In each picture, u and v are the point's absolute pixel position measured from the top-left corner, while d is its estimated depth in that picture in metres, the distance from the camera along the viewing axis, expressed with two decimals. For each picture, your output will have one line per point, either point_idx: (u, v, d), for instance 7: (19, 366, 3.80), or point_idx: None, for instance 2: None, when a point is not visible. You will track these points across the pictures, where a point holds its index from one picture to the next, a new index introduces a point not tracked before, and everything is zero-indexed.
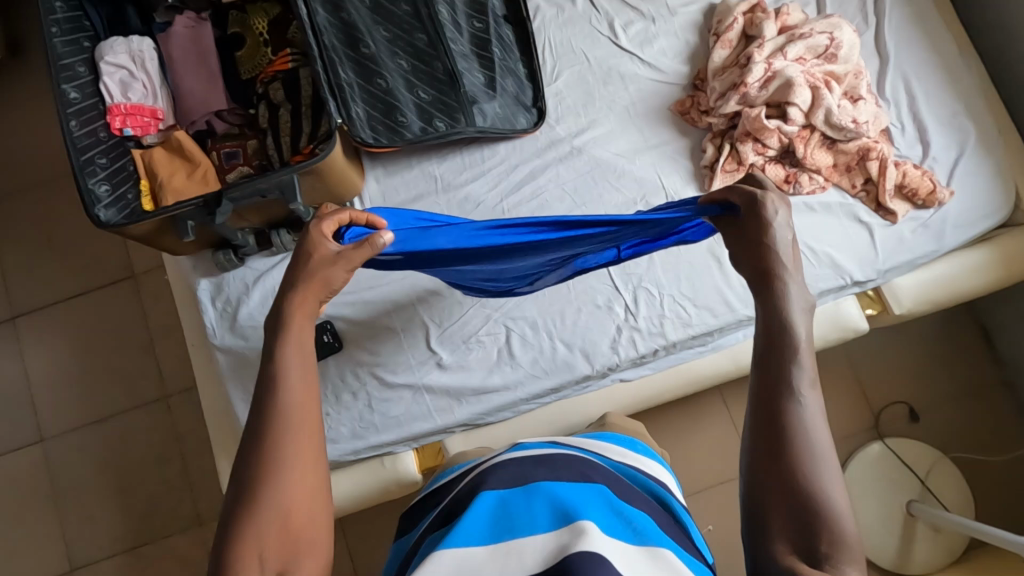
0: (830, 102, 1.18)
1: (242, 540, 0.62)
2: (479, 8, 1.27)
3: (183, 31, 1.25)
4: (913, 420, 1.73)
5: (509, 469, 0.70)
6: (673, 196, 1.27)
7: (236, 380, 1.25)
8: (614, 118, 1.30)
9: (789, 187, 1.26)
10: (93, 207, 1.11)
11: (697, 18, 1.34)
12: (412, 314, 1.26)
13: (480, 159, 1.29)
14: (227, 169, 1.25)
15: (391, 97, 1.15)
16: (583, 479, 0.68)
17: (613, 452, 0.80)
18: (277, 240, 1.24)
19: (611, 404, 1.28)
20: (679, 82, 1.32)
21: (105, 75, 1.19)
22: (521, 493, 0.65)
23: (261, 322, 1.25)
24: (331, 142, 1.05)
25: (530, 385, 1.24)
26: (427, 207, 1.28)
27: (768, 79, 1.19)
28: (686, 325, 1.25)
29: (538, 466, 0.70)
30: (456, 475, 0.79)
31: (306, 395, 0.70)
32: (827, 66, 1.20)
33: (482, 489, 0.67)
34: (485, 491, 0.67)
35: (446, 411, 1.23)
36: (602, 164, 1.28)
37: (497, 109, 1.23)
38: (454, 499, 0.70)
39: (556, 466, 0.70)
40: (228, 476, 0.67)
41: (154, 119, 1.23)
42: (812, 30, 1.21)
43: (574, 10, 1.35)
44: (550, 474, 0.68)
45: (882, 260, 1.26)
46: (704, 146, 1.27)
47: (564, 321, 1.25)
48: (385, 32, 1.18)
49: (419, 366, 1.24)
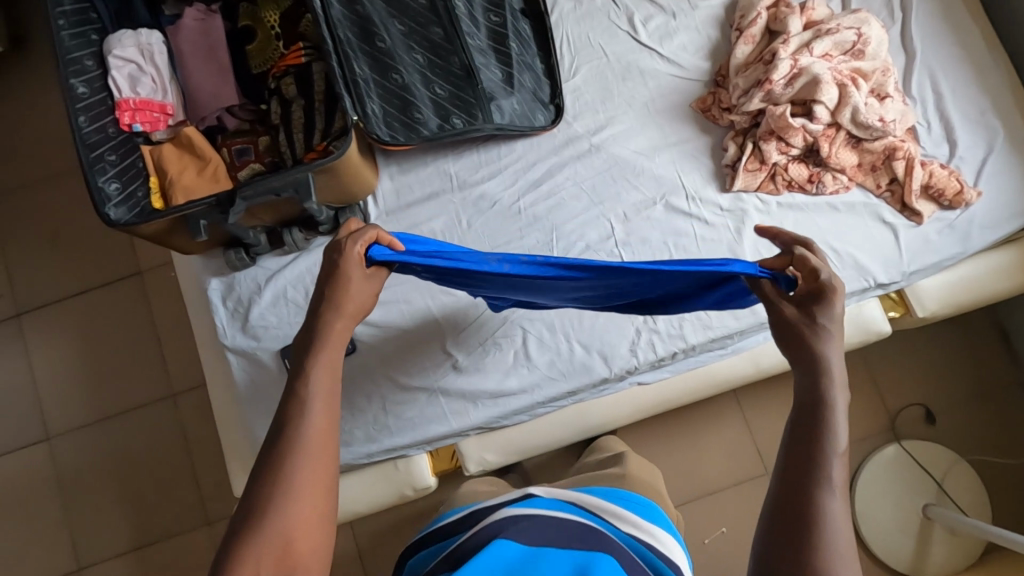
0: (857, 100, 1.14)
1: (242, 559, 0.61)
2: (496, 1, 1.24)
3: (193, 24, 1.22)
4: (930, 422, 1.71)
5: (527, 525, 0.73)
6: (693, 195, 1.25)
7: (248, 381, 1.23)
8: (633, 115, 1.27)
9: (812, 187, 1.24)
10: (103, 205, 1.09)
11: (718, 13, 1.31)
12: (426, 314, 1.23)
13: (496, 157, 1.27)
14: (238, 165, 1.22)
15: (407, 94, 1.12)
16: (595, 549, 0.69)
17: (627, 521, 0.79)
18: (289, 239, 1.21)
19: (629, 406, 1.27)
20: (699, 79, 1.29)
21: (114, 69, 1.16)
22: (532, 551, 0.68)
23: (273, 322, 1.23)
24: (346, 139, 1.03)
25: (547, 387, 1.22)
26: (442, 205, 1.25)
27: (793, 76, 1.16)
28: (707, 327, 1.23)
29: (551, 529, 0.72)
30: (470, 515, 0.83)
31: (326, 405, 0.71)
32: (853, 63, 1.17)
33: (498, 536, 0.71)
34: (500, 538, 0.70)
35: (462, 414, 1.21)
36: (621, 162, 1.26)
37: (515, 105, 1.19)
38: (468, 544, 0.73)
39: (565, 531, 0.73)
40: (246, 491, 0.65)
41: (163, 114, 1.20)
42: (838, 26, 1.18)
43: (592, 3, 1.32)
44: (561, 540, 0.70)
45: (906, 262, 1.23)
46: (725, 145, 1.24)
47: (582, 322, 1.23)
48: (401, 26, 1.15)
49: (434, 368, 1.22)
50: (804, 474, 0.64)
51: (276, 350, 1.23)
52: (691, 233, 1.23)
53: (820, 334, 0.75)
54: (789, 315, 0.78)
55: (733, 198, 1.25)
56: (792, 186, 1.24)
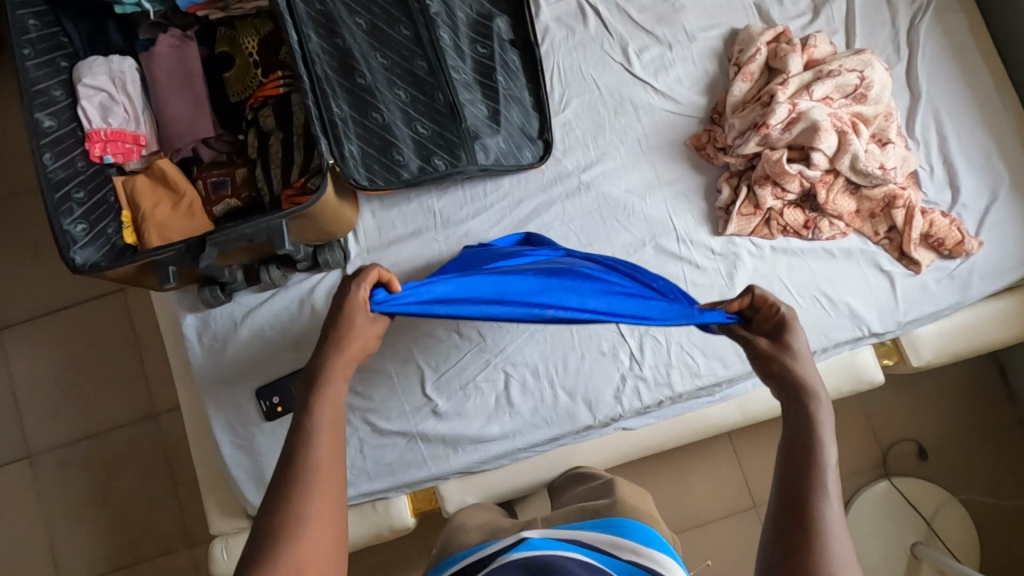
0: (857, 147, 1.09)
1: None
2: (484, 32, 1.19)
3: (167, 51, 1.16)
4: (923, 458, 1.68)
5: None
6: (684, 237, 1.20)
7: (224, 420, 1.20)
8: (625, 152, 1.23)
9: (809, 233, 1.20)
10: (69, 249, 1.04)
11: (717, 45, 1.26)
12: (407, 355, 1.20)
13: (482, 193, 1.22)
14: (214, 200, 1.17)
15: (388, 133, 1.07)
16: None
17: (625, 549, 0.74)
18: (266, 277, 1.17)
19: (613, 451, 1.24)
20: (695, 115, 1.24)
21: (84, 98, 1.12)
22: None
23: (248, 361, 1.20)
24: (323, 186, 0.98)
25: (530, 434, 1.19)
26: (425, 243, 1.21)
27: (792, 121, 1.11)
28: (694, 375, 1.20)
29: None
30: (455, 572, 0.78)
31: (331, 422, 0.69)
32: (855, 107, 1.12)
33: None
34: None
35: (442, 459, 1.18)
36: (612, 202, 1.21)
37: (500, 144, 1.15)
38: None
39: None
40: None
41: (136, 145, 1.15)
42: (841, 67, 1.12)
43: (586, 32, 1.26)
44: None
45: (903, 311, 1.20)
46: (719, 187, 1.20)
47: (566, 367, 1.19)
48: (383, 60, 1.10)
49: (414, 412, 1.18)
50: (799, 479, 0.63)
51: (252, 390, 1.20)
52: (681, 278, 1.19)
53: (795, 357, 0.72)
54: (763, 347, 0.74)
55: (726, 241, 1.21)
56: (787, 231, 1.20)
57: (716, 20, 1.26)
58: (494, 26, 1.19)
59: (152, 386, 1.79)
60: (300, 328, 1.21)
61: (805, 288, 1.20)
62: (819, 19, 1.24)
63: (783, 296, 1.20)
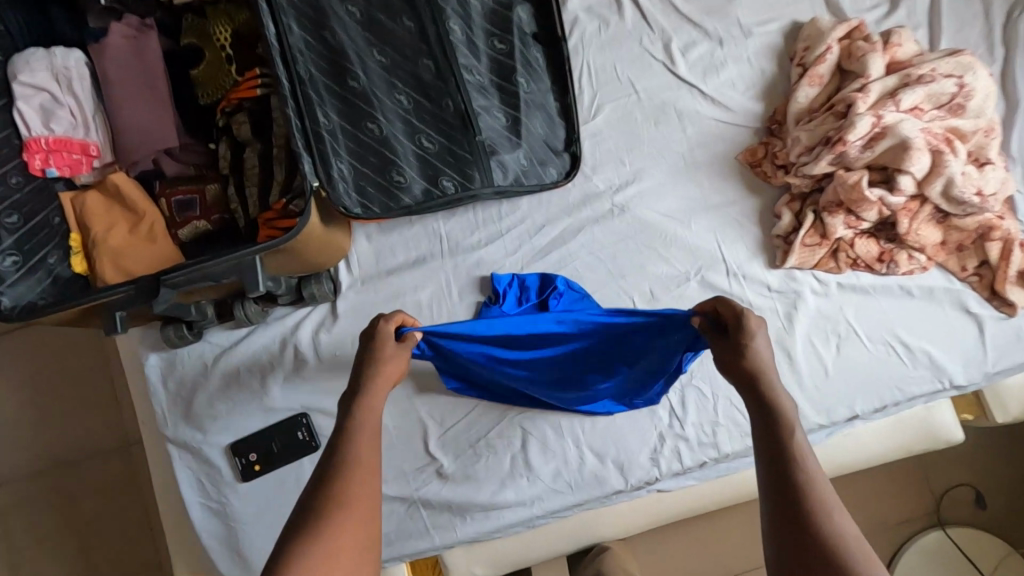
0: (954, 169, 0.90)
1: None
2: (503, 23, 0.98)
3: (121, 43, 0.97)
4: (980, 506, 1.51)
5: None
6: (735, 270, 1.02)
7: (193, 478, 1.03)
8: (666, 168, 1.04)
9: (883, 267, 1.01)
10: None
11: (776, 42, 1.06)
12: (407, 406, 1.02)
13: (497, 216, 1.04)
14: (179, 222, 0.98)
15: (385, 148, 0.88)
16: None
17: None
18: (240, 314, 0.99)
19: (646, 517, 1.07)
20: (750, 125, 1.05)
21: (20, 100, 0.93)
22: None
23: (221, 412, 1.02)
24: (304, 215, 0.79)
25: (550, 501, 1.01)
26: (429, 273, 1.03)
27: (874, 137, 0.92)
28: (744, 435, 1.02)
29: None
30: None
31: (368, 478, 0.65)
32: (950, 121, 0.93)
33: None
34: None
35: (447, 529, 1.01)
36: (650, 228, 1.02)
37: (520, 160, 0.96)
38: None
39: None
40: None
41: (86, 156, 0.97)
42: (933, 72, 0.93)
43: (621, 24, 1.07)
44: None
45: (992, 361, 1.01)
46: (778, 211, 1.01)
47: (594, 422, 1.02)
48: (380, 56, 0.90)
49: (415, 474, 1.01)
50: (790, 490, 0.56)
51: (225, 445, 1.02)
52: None
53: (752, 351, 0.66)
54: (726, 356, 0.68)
55: (784, 275, 1.03)
56: (857, 265, 1.01)
57: (775, 12, 1.07)
58: (515, 16, 0.99)
59: (62, 428, 1.40)
60: (281, 372, 1.03)
61: (877, 332, 1.02)
62: (900, 10, 1.05)
63: (850, 342, 1.02)
